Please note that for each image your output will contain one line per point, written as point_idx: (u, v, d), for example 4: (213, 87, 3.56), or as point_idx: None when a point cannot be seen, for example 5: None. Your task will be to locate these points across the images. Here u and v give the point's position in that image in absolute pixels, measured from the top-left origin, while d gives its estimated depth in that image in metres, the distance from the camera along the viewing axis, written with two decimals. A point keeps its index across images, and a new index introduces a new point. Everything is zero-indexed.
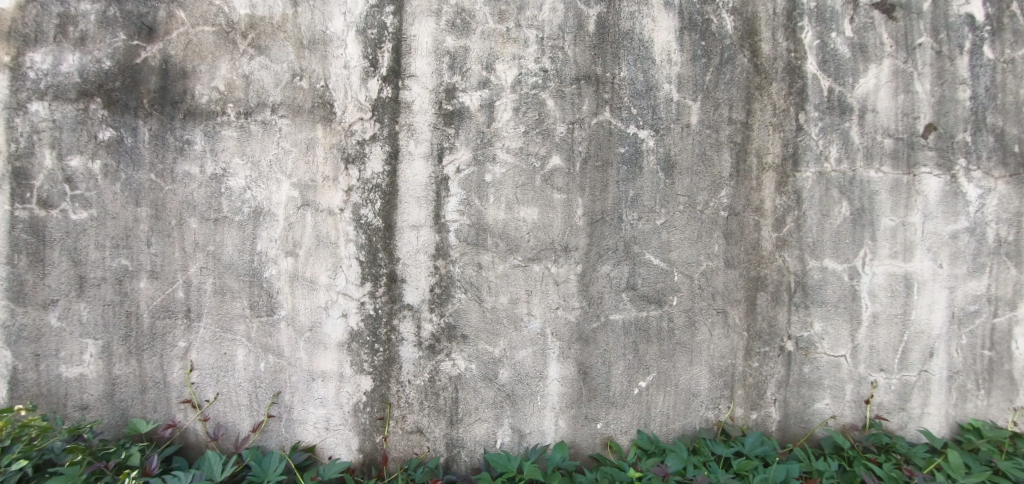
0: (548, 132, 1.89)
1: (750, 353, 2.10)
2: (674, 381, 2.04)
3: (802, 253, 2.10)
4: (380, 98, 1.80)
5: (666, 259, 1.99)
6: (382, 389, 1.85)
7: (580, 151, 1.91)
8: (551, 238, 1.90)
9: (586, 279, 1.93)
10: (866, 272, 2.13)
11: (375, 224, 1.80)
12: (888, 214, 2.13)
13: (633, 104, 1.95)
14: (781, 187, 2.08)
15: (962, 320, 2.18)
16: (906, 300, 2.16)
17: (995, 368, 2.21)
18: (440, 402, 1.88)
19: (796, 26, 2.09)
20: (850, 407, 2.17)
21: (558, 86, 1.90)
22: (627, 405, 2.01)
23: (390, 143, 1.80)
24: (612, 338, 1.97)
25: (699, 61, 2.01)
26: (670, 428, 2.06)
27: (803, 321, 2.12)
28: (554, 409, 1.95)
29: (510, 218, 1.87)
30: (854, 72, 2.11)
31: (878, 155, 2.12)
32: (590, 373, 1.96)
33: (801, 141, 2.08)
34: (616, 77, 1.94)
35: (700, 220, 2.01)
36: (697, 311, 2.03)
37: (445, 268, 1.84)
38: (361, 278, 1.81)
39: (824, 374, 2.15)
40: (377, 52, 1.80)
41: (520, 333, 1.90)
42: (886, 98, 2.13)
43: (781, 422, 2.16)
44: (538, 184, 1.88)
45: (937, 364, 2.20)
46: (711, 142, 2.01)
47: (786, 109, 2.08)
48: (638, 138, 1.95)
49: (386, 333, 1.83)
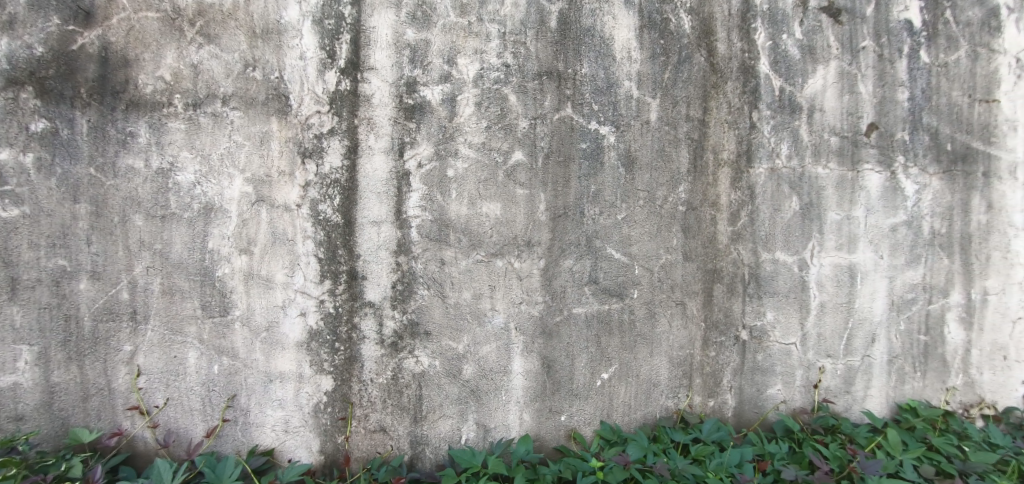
0: (510, 127, 1.89)
1: (707, 343, 2.17)
2: (635, 372, 2.08)
3: (755, 246, 2.18)
4: (338, 91, 1.75)
5: (627, 253, 2.03)
6: (343, 388, 1.81)
7: (543, 147, 1.92)
8: (514, 234, 1.90)
9: (549, 274, 1.95)
10: (814, 263, 2.24)
11: (334, 220, 1.76)
12: (834, 208, 2.24)
13: (594, 100, 1.97)
14: (735, 183, 2.15)
15: (900, 308, 2.32)
16: (850, 289, 2.29)
17: (930, 352, 2.37)
18: (403, 400, 1.86)
19: (749, 27, 2.16)
20: (799, 392, 2.29)
21: (520, 81, 1.90)
22: (590, 397, 2.04)
23: (349, 138, 1.76)
24: (574, 332, 1.99)
25: (658, 59, 2.05)
26: (631, 418, 2.11)
27: (756, 311, 2.21)
28: (519, 403, 1.96)
29: (472, 213, 1.87)
30: (803, 73, 2.21)
31: (825, 152, 2.23)
32: (553, 367, 1.98)
33: (754, 139, 2.16)
34: (577, 73, 1.95)
35: (659, 214, 2.06)
36: (657, 303, 2.08)
37: (407, 265, 1.82)
38: (320, 276, 1.77)
39: (776, 361, 2.25)
40: (335, 44, 1.75)
41: (483, 328, 1.90)
42: (832, 98, 2.24)
43: (736, 409, 2.25)
44: (501, 179, 1.88)
45: (878, 349, 2.34)
46: (670, 138, 2.06)
47: (740, 107, 2.15)
48: (600, 134, 1.98)
49: (347, 331, 1.79)
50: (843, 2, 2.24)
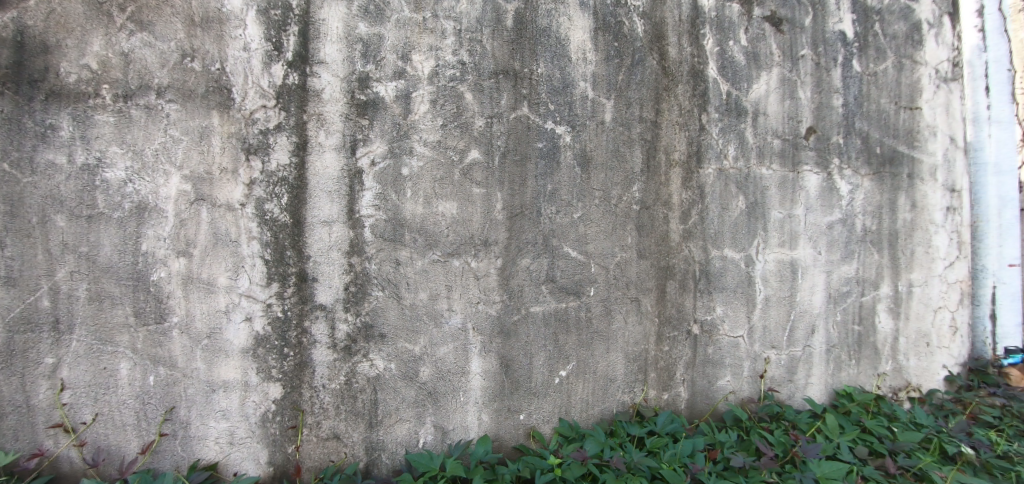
0: (466, 126, 1.86)
1: (661, 338, 2.23)
2: (593, 369, 2.11)
3: (705, 243, 2.25)
4: (285, 85, 1.67)
5: (583, 251, 2.06)
6: (293, 396, 1.74)
7: (499, 145, 1.91)
8: (470, 233, 1.88)
9: (506, 273, 1.94)
10: (759, 260, 2.35)
11: (282, 220, 1.68)
12: (777, 208, 2.37)
13: (551, 100, 1.98)
14: (687, 182, 2.21)
15: (837, 299, 2.52)
16: (792, 283, 2.43)
17: (864, 340, 2.60)
18: (358, 406, 1.80)
19: (698, 33, 2.23)
20: (747, 383, 2.39)
21: (476, 79, 1.88)
22: (549, 395, 2.05)
23: (298, 134, 1.68)
24: (532, 330, 1.99)
25: (613, 61, 2.08)
26: (588, 414, 2.13)
27: (707, 306, 2.28)
28: (477, 404, 1.94)
29: (428, 212, 1.83)
30: (748, 79, 2.31)
31: (768, 154, 2.35)
32: (511, 366, 1.97)
33: (703, 140, 2.23)
34: (533, 73, 1.95)
35: (614, 213, 2.09)
36: (613, 300, 2.12)
37: (360, 266, 1.76)
38: (267, 278, 1.68)
39: (725, 354, 2.34)
40: (281, 36, 1.67)
41: (440, 329, 1.87)
42: (775, 103, 2.37)
43: (689, 401, 2.31)
44: (457, 178, 1.86)
45: (818, 339, 2.50)
46: (624, 139, 2.10)
47: (691, 109, 2.22)
48: (556, 134, 1.99)
49: (297, 336, 1.72)
50: (784, 13, 2.39)
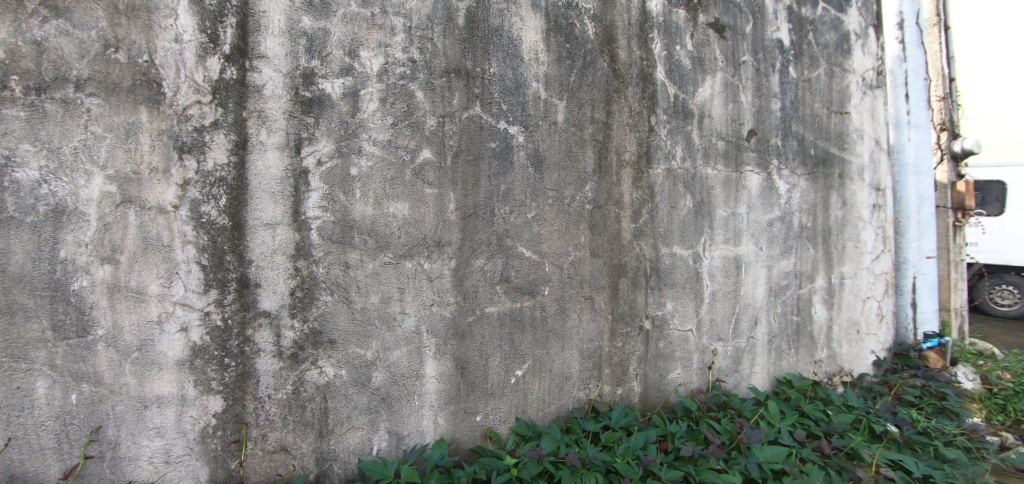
0: (417, 125, 1.83)
1: (615, 335, 2.27)
2: (548, 367, 2.12)
3: (655, 241, 2.32)
4: (222, 80, 1.58)
5: (537, 251, 2.06)
6: (235, 408, 1.63)
7: (451, 145, 1.88)
8: (423, 234, 1.85)
9: (460, 274, 1.92)
10: (706, 256, 2.45)
11: (220, 223, 1.58)
12: (722, 206, 2.48)
13: (503, 99, 1.97)
14: (637, 182, 2.27)
15: (777, 292, 2.66)
16: (736, 278, 2.54)
17: (802, 330, 2.76)
18: (307, 415, 1.73)
19: (647, 36, 2.29)
20: (696, 374, 2.48)
21: (428, 78, 1.84)
22: (505, 395, 2.04)
23: (237, 132, 1.59)
24: (487, 331, 1.98)
25: (565, 62, 2.10)
26: (545, 412, 2.14)
27: (657, 302, 2.35)
28: (433, 407, 1.91)
29: (379, 213, 1.78)
30: (694, 82, 2.40)
31: (713, 155, 2.45)
32: (467, 368, 1.95)
33: (652, 141, 2.30)
34: (486, 72, 1.94)
35: (568, 213, 2.11)
36: (568, 299, 2.14)
37: (307, 270, 1.69)
38: (204, 285, 1.57)
39: (676, 347, 2.41)
40: (217, 27, 1.57)
41: (393, 333, 1.82)
42: (718, 106, 2.47)
43: (642, 395, 2.36)
44: (408, 178, 1.82)
45: (760, 330, 2.63)
46: (576, 139, 2.12)
47: (640, 111, 2.27)
48: (509, 134, 1.98)
49: (239, 345, 1.62)
50: (726, 20, 2.50)
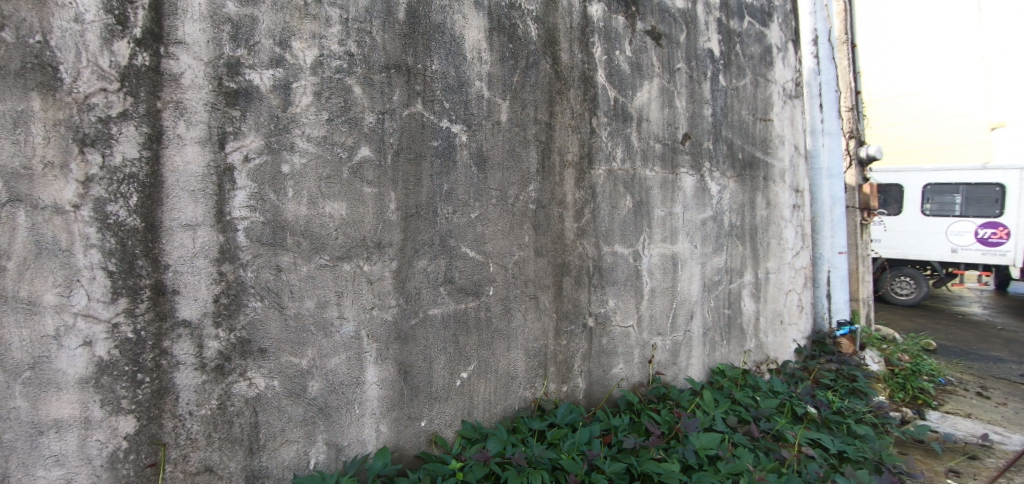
0: (355, 121, 1.74)
1: (560, 333, 2.28)
2: (494, 368, 2.10)
3: (598, 240, 2.36)
4: (133, 67, 1.40)
5: (481, 251, 2.03)
6: (151, 428, 1.45)
7: (392, 143, 1.81)
8: (362, 235, 1.76)
9: (402, 276, 1.85)
10: (645, 254, 2.52)
11: (131, 224, 1.40)
12: (659, 206, 2.56)
13: (446, 98, 1.93)
14: (580, 182, 2.29)
15: (710, 287, 2.80)
16: (674, 275, 2.64)
17: (733, 322, 2.92)
18: (235, 431, 1.58)
19: (588, 41, 2.32)
20: (637, 369, 2.55)
21: (366, 72, 1.77)
22: (450, 398, 1.99)
23: (151, 124, 1.42)
24: (431, 333, 1.92)
25: (508, 62, 2.09)
26: (491, 413, 2.11)
27: (600, 299, 2.39)
28: (374, 415, 1.83)
29: (313, 214, 1.68)
30: (633, 86, 2.47)
31: (651, 157, 2.53)
32: (410, 372, 1.89)
33: (594, 143, 2.33)
34: (427, 69, 1.89)
35: (511, 213, 2.10)
36: (512, 298, 2.12)
37: (233, 274, 1.55)
38: (112, 293, 1.38)
39: (618, 343, 2.47)
40: (127, 8, 1.40)
41: (330, 339, 1.72)
42: (656, 110, 2.55)
43: (586, 391, 2.39)
44: (346, 177, 1.73)
45: (696, 324, 2.75)
46: (519, 139, 2.11)
47: (582, 113, 2.30)
48: (452, 132, 1.94)
49: (154, 359, 1.44)
50: (662, 28, 2.59)
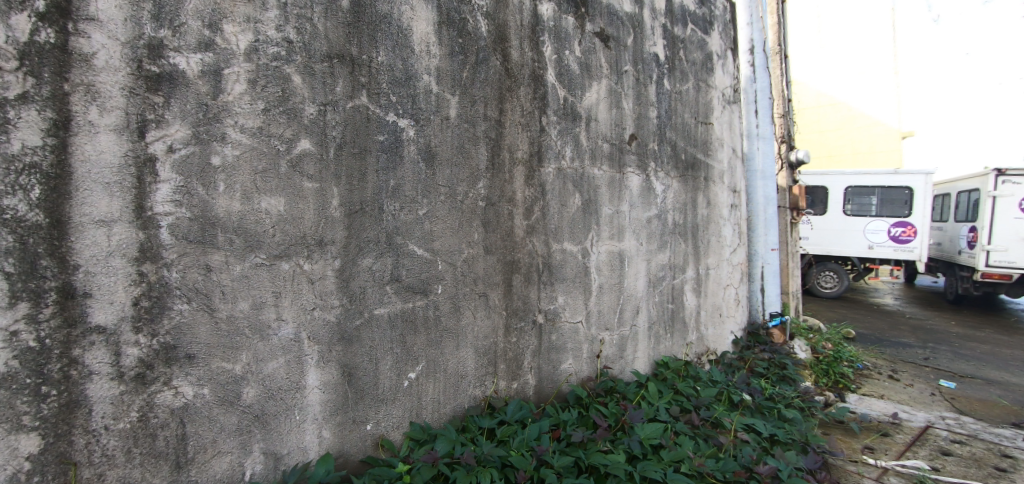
0: (294, 112, 1.65)
1: (509, 330, 2.27)
2: (443, 367, 2.06)
3: (547, 238, 2.37)
4: (35, 44, 1.26)
5: (429, 249, 1.98)
6: (58, 447, 1.30)
7: (334, 136, 1.73)
8: (302, 232, 1.67)
9: (345, 275, 1.77)
10: (593, 251, 2.56)
11: (32, 220, 1.26)
12: (607, 204, 2.61)
13: (392, 91, 1.86)
14: (529, 180, 2.29)
15: (655, 283, 2.88)
16: (620, 271, 2.69)
17: (676, 316, 3.03)
18: (159, 445, 1.45)
19: (538, 39, 2.32)
20: (586, 363, 2.58)
21: (306, 61, 1.68)
22: (397, 400, 1.93)
23: (57, 109, 1.28)
24: (377, 334, 1.85)
25: (457, 57, 2.05)
26: (440, 413, 2.07)
27: (549, 296, 2.40)
28: (316, 420, 1.74)
29: (248, 209, 1.57)
30: (582, 87, 2.49)
31: (599, 157, 2.56)
32: (355, 375, 1.81)
33: (543, 141, 2.34)
34: (373, 61, 1.82)
35: (460, 210, 2.06)
36: (462, 297, 2.09)
37: (155, 275, 1.42)
38: (10, 297, 1.23)
39: (567, 339, 2.49)
40: None
41: (267, 343, 1.62)
42: (604, 110, 2.59)
43: (536, 387, 2.40)
44: (284, 171, 1.63)
45: (642, 318, 2.83)
46: (468, 136, 2.08)
47: (532, 111, 2.30)
48: (398, 127, 1.88)
49: (62, 370, 1.30)
50: (610, 31, 2.62)
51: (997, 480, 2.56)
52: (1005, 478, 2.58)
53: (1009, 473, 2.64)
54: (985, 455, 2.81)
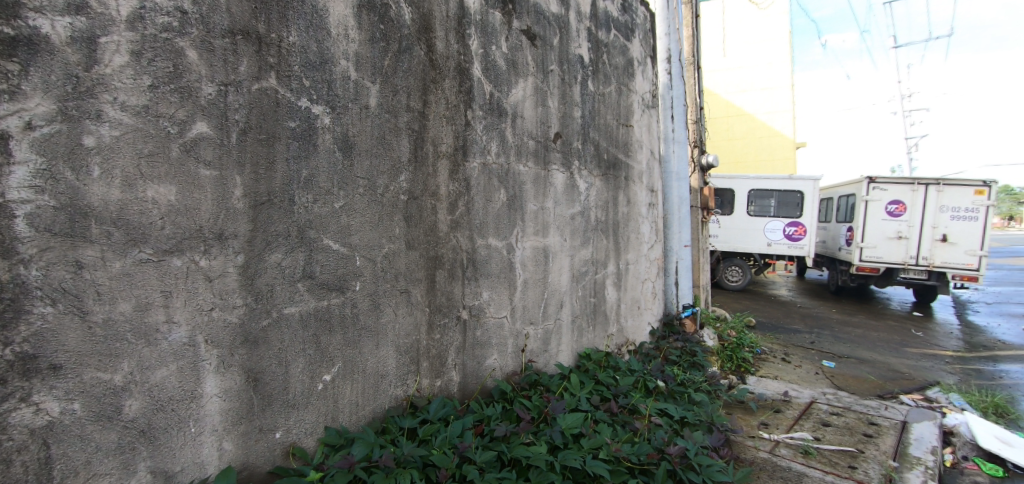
0: (188, 90, 1.48)
1: (432, 327, 2.21)
2: (361, 368, 1.95)
3: (471, 233, 2.33)
4: None
5: (346, 244, 1.87)
6: None
7: (237, 120, 1.58)
8: (197, 225, 1.51)
9: (250, 272, 1.62)
10: (518, 246, 2.56)
11: None
12: (532, 200, 2.62)
13: (305, 75, 1.73)
14: (454, 174, 2.24)
15: (578, 278, 2.94)
16: (545, 267, 2.72)
17: (597, 310, 3.11)
18: (16, 472, 1.24)
19: (464, 32, 2.27)
20: (510, 358, 2.58)
21: (204, 35, 1.51)
22: (311, 404, 1.81)
23: None
24: (286, 335, 1.72)
25: (378, 44, 1.95)
26: (358, 416, 1.97)
27: (473, 292, 2.37)
28: (215, 432, 1.57)
29: (130, 198, 1.39)
30: (508, 83, 2.47)
31: (524, 153, 2.56)
32: (262, 380, 1.67)
33: (468, 135, 2.29)
34: (283, 41, 1.68)
35: (380, 203, 1.97)
36: (381, 294, 2.00)
37: (7, 273, 1.21)
38: None
39: (491, 335, 2.47)
40: None
41: (154, 349, 1.44)
42: (530, 107, 2.60)
43: (460, 384, 2.36)
44: (175, 155, 1.46)
45: (565, 312, 2.87)
46: (390, 126, 1.99)
47: (457, 105, 2.24)
48: (312, 113, 1.76)
49: None
50: (537, 29, 2.63)
51: (865, 444, 2.88)
52: (871, 442, 2.91)
53: (874, 437, 2.98)
54: (855, 424, 3.16)
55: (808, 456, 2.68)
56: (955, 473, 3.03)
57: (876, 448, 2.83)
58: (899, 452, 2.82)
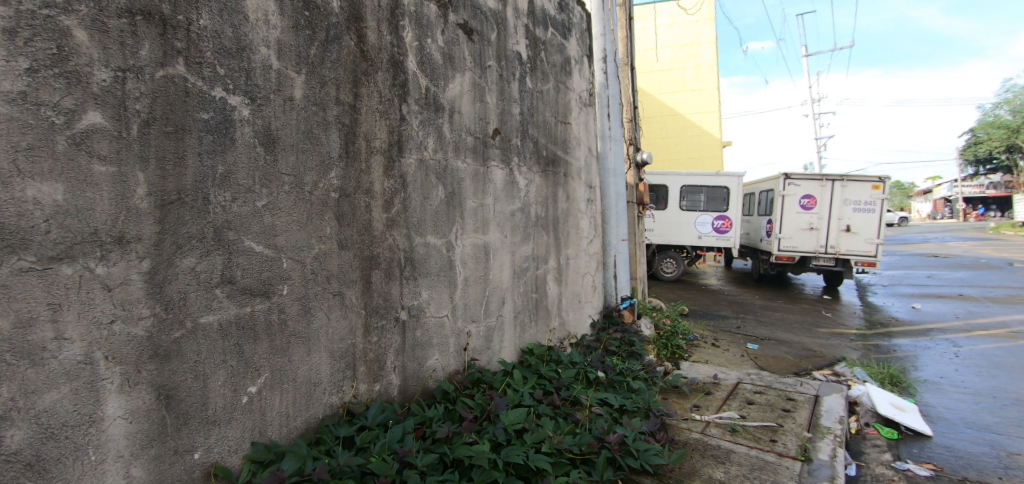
0: (76, 76, 1.31)
1: (369, 330, 2.11)
2: (291, 377, 1.83)
3: (408, 231, 2.25)
4: None
5: (271, 245, 1.75)
6: None
7: (139, 111, 1.42)
8: (91, 227, 1.34)
9: (158, 278, 1.46)
10: (458, 243, 2.50)
11: None
12: (471, 197, 2.57)
13: (218, 62, 1.59)
14: (389, 171, 2.15)
15: (519, 274, 2.93)
16: (485, 264, 2.68)
17: (538, 305, 3.12)
18: None
19: (397, 23, 2.18)
20: (452, 358, 2.52)
21: (95, 14, 1.34)
22: (235, 419, 1.67)
23: None
24: (204, 346, 1.57)
25: (303, 32, 1.82)
26: (290, 427, 1.84)
27: (412, 292, 2.29)
28: (122, 458, 1.41)
29: (3, 198, 1.21)
30: (444, 77, 2.41)
31: (462, 149, 2.51)
32: (175, 397, 1.51)
33: (403, 131, 2.21)
34: (192, 24, 1.52)
35: (309, 201, 1.85)
36: (312, 297, 1.88)
37: None
38: None
39: (432, 335, 2.40)
40: None
41: (41, 370, 1.27)
42: (468, 103, 2.54)
43: (400, 387, 2.28)
44: (62, 149, 1.29)
45: (507, 309, 2.85)
46: (318, 120, 1.87)
47: (390, 99, 2.15)
48: (228, 105, 1.62)
49: None
50: (474, 23, 2.58)
51: (784, 419, 3.07)
52: (789, 416, 3.12)
53: (792, 411, 3.19)
54: (776, 400, 3.37)
55: (735, 434, 2.82)
56: (859, 439, 3.31)
57: (793, 422, 3.03)
58: (813, 423, 3.04)
